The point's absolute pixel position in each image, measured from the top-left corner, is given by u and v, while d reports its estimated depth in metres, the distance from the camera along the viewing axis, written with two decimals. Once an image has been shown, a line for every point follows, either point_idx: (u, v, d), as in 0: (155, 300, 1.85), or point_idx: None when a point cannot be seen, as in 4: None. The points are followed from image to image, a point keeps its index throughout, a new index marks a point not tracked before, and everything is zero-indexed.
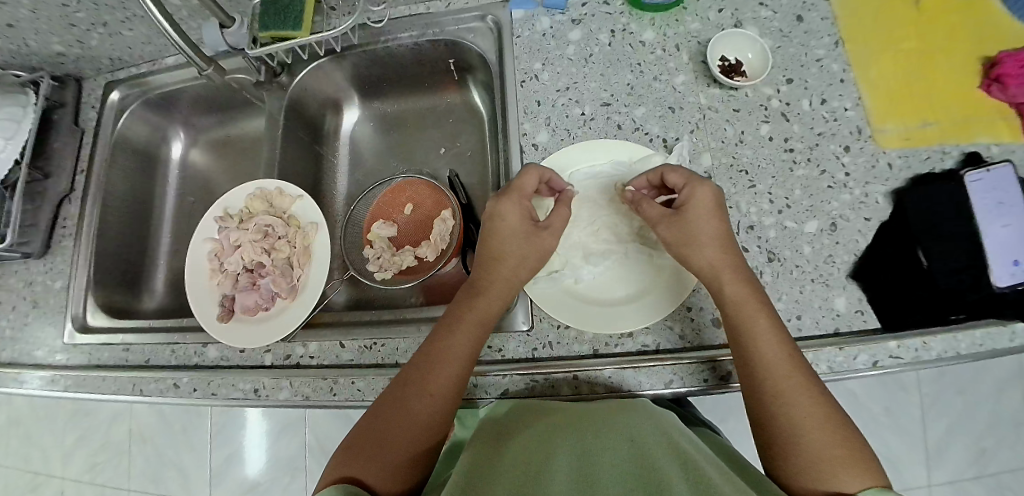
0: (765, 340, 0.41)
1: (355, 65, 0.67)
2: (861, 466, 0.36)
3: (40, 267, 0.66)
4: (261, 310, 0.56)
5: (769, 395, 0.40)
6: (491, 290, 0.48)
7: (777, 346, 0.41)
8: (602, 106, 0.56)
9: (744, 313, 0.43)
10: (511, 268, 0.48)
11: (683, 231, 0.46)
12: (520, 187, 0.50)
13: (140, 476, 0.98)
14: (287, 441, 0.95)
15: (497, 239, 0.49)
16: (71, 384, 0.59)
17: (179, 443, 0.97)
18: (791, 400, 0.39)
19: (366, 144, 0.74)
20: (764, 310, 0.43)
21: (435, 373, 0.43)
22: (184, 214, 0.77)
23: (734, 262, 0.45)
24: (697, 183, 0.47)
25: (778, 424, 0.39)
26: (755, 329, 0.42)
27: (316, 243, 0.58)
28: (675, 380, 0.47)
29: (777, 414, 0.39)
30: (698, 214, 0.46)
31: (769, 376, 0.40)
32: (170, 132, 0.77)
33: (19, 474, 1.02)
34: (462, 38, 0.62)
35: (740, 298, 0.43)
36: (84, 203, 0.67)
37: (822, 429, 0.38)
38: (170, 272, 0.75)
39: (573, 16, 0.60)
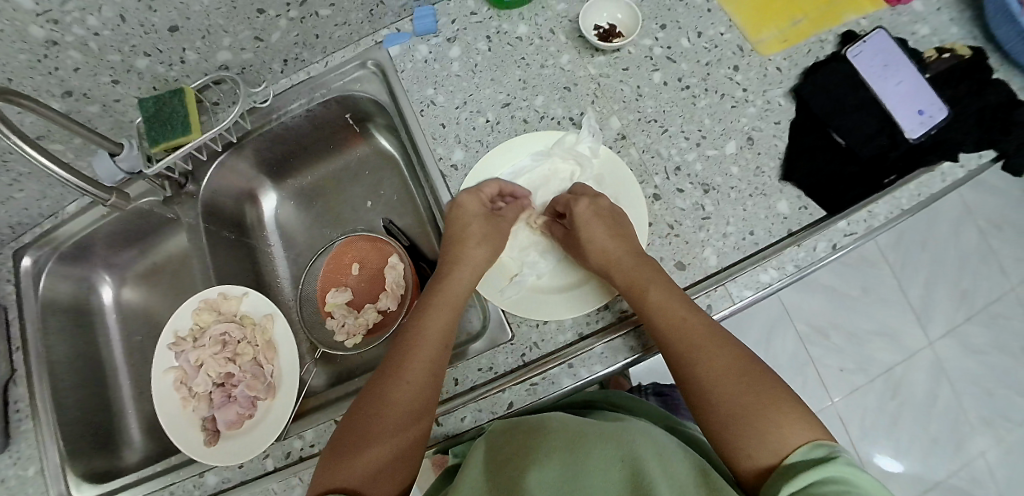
0: (667, 305, 0.44)
1: (257, 150, 0.66)
2: (795, 419, 0.36)
3: (6, 461, 0.60)
4: (246, 418, 0.54)
5: (680, 360, 0.42)
6: (461, 276, 0.50)
7: (676, 307, 0.44)
8: (503, 107, 0.57)
9: (639, 288, 0.46)
10: (475, 252, 0.51)
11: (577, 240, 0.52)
12: (480, 189, 0.53)
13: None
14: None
15: (462, 228, 0.52)
16: None
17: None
18: (704, 361, 0.41)
19: (296, 223, 0.72)
20: (658, 281, 0.47)
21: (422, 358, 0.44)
22: (137, 353, 0.75)
23: (630, 252, 0.49)
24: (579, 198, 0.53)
25: (693, 383, 0.41)
26: (652, 299, 0.45)
27: (277, 333, 0.57)
28: None
29: (693, 370, 0.41)
30: (585, 219, 0.52)
31: (682, 337, 0.43)
32: (96, 278, 0.74)
33: None
34: (349, 90, 0.62)
35: (626, 274, 0.48)
36: (31, 378, 0.63)
37: (742, 386, 0.39)
38: (143, 416, 0.72)
39: (446, 35, 0.60)
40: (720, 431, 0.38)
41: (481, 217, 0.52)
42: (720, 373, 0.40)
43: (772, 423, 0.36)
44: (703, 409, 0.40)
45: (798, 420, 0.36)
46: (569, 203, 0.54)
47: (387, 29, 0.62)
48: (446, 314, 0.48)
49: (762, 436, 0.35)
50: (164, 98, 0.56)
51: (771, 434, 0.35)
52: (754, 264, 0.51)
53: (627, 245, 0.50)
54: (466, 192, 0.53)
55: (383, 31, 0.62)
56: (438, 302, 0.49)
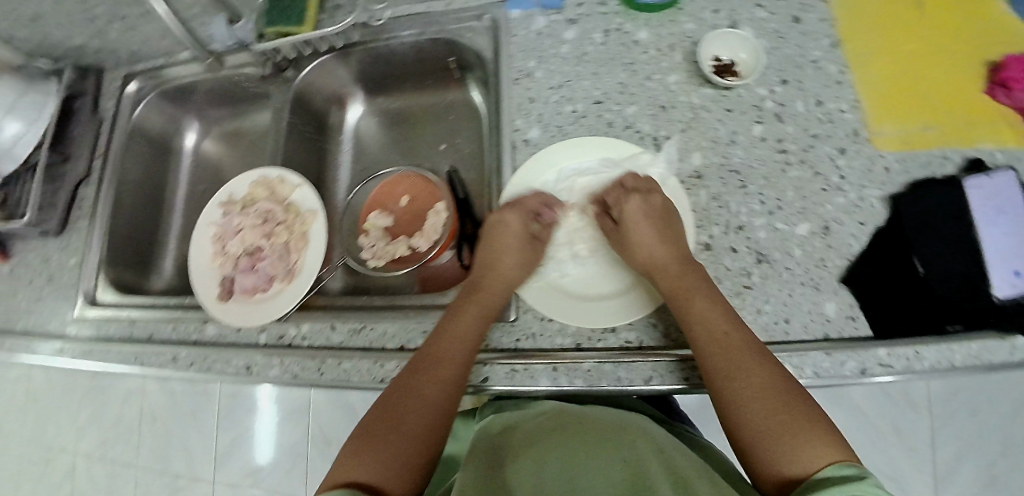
0: (708, 315, 0.44)
1: (360, 62, 0.68)
2: (819, 436, 0.35)
3: (57, 245, 0.70)
4: (258, 291, 0.58)
5: (711, 375, 0.42)
6: (493, 287, 0.51)
7: (714, 317, 0.44)
8: (594, 104, 0.56)
9: (682, 295, 0.46)
10: (512, 272, 0.52)
11: (624, 238, 0.52)
12: (522, 201, 0.54)
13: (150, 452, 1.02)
14: (291, 427, 0.98)
15: (498, 244, 0.55)
16: (78, 353, 0.63)
17: (186, 424, 1.01)
18: (737, 376, 0.40)
19: (371, 141, 0.74)
20: (705, 288, 0.46)
21: (441, 371, 0.45)
22: (195, 200, 0.80)
23: (680, 256, 0.49)
24: (630, 195, 0.52)
25: (722, 397, 0.41)
26: (690, 306, 0.45)
27: (313, 229, 0.58)
28: (655, 377, 0.47)
29: (721, 386, 0.41)
30: (633, 219, 0.51)
31: (709, 351, 0.42)
32: (186, 123, 0.80)
33: (31, 446, 1.06)
34: (460, 36, 0.62)
35: (670, 274, 0.48)
36: (101, 186, 0.71)
37: (772, 401, 0.38)
38: (180, 255, 0.78)
39: (568, 16, 0.60)
40: (750, 446, 0.38)
41: (519, 240, 0.53)
42: (757, 387, 0.39)
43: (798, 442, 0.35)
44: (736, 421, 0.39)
45: (827, 439, 0.35)
46: (619, 197, 0.53)
47: None
48: (474, 320, 0.49)
49: (791, 452, 0.35)
50: None
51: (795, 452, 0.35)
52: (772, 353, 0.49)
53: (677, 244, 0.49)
54: (509, 207, 0.54)
55: None
56: (467, 309, 0.50)
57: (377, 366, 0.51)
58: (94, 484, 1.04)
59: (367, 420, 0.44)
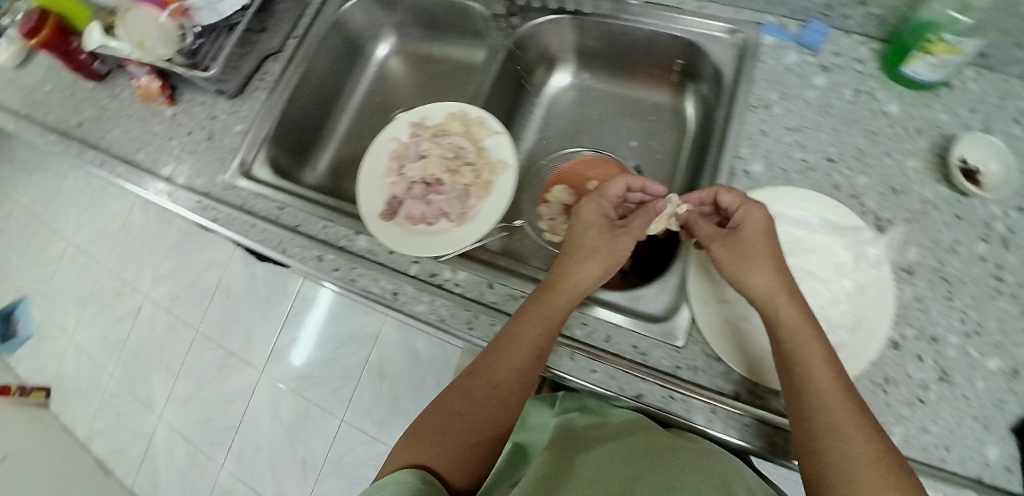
0: (814, 362, 0.37)
1: (587, 32, 0.65)
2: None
3: (227, 106, 0.72)
4: (426, 223, 0.57)
5: (809, 430, 0.35)
6: (561, 286, 0.47)
7: (822, 359, 0.37)
8: (825, 160, 0.54)
9: (796, 338, 0.39)
10: (594, 270, 0.48)
11: (738, 247, 0.44)
12: (604, 190, 0.52)
13: (213, 323, 1.25)
14: (348, 352, 1.12)
15: (578, 236, 0.50)
16: (221, 218, 0.64)
17: (257, 306, 1.22)
18: (843, 438, 0.33)
19: (563, 113, 0.72)
20: (824, 340, 0.39)
21: (513, 371, 0.44)
22: (372, 110, 0.81)
23: (790, 289, 0.42)
24: (752, 206, 0.45)
25: (821, 459, 0.33)
26: (812, 352, 0.38)
27: (500, 181, 0.57)
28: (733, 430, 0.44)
29: (823, 447, 0.33)
30: (751, 233, 0.44)
31: (819, 408, 0.35)
32: (383, 33, 0.81)
33: (161, 275, 1.35)
34: (699, 43, 0.59)
35: (774, 302, 0.40)
36: (288, 66, 0.71)
37: (873, 473, 0.31)
38: (332, 155, 0.78)
39: (823, 61, 0.57)
40: None
41: (600, 229, 0.50)
42: (850, 444, 0.33)
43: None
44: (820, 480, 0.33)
45: None
46: (742, 207, 0.45)
47: (771, 16, 0.59)
48: (540, 324, 0.45)
49: None
50: None
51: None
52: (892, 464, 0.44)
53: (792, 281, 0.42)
54: (588, 198, 0.53)
55: (767, 15, 0.59)
56: (540, 308, 0.46)
57: None
58: (178, 324, 1.29)
59: (426, 416, 0.45)
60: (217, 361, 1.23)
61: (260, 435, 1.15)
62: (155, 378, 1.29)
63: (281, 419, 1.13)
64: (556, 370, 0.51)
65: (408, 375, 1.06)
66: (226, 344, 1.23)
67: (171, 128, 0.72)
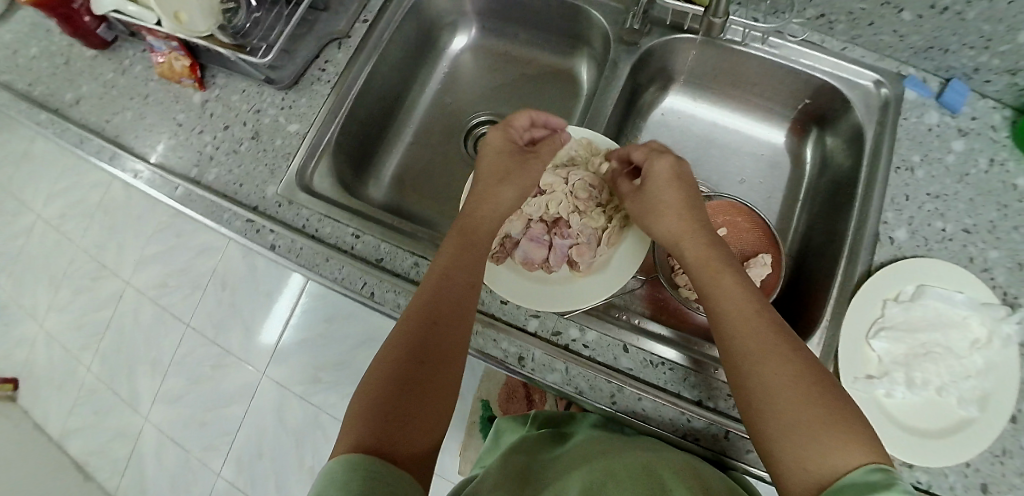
0: (734, 288, 0.39)
1: (718, 59, 0.60)
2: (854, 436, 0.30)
3: (277, 100, 0.58)
4: (547, 270, 0.49)
5: (736, 357, 0.36)
6: (483, 230, 0.45)
7: (741, 296, 0.38)
8: (964, 231, 0.52)
9: (708, 269, 0.40)
10: (509, 195, 0.47)
11: (647, 201, 0.45)
12: (511, 120, 0.50)
13: (204, 317, 1.11)
14: (363, 356, 1.03)
15: (501, 168, 0.48)
16: (282, 246, 0.52)
17: (258, 304, 1.09)
18: (765, 358, 0.34)
19: (662, 135, 0.66)
20: (731, 265, 0.41)
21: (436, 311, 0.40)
22: (437, 111, 0.68)
23: (699, 222, 0.43)
24: (658, 156, 0.46)
25: (749, 386, 0.35)
26: (721, 281, 0.39)
27: (635, 227, 0.50)
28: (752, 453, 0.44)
29: (746, 369, 0.35)
30: (661, 181, 0.45)
31: (734, 331, 0.37)
32: (464, 22, 0.69)
33: (135, 264, 1.17)
34: (845, 89, 0.56)
35: (697, 251, 0.42)
36: (358, 56, 0.58)
37: (795, 388, 0.33)
38: (393, 163, 0.66)
39: (961, 125, 0.55)
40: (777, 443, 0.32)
41: (509, 153, 0.48)
42: (775, 369, 0.34)
43: (821, 435, 0.30)
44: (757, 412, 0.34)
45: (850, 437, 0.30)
46: (650, 155, 0.46)
47: (914, 69, 0.56)
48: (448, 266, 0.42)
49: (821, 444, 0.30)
50: None
51: (821, 443, 0.30)
52: None
53: (701, 220, 0.43)
54: (496, 127, 0.51)
55: (910, 68, 0.56)
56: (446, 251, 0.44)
57: (680, 418, 0.46)
58: (159, 321, 1.14)
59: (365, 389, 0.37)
60: (212, 360, 1.10)
61: (261, 435, 1.05)
62: (139, 370, 1.14)
63: (284, 425, 1.03)
64: (725, 455, 0.45)
65: None
66: (220, 340, 1.09)
67: (202, 120, 0.59)
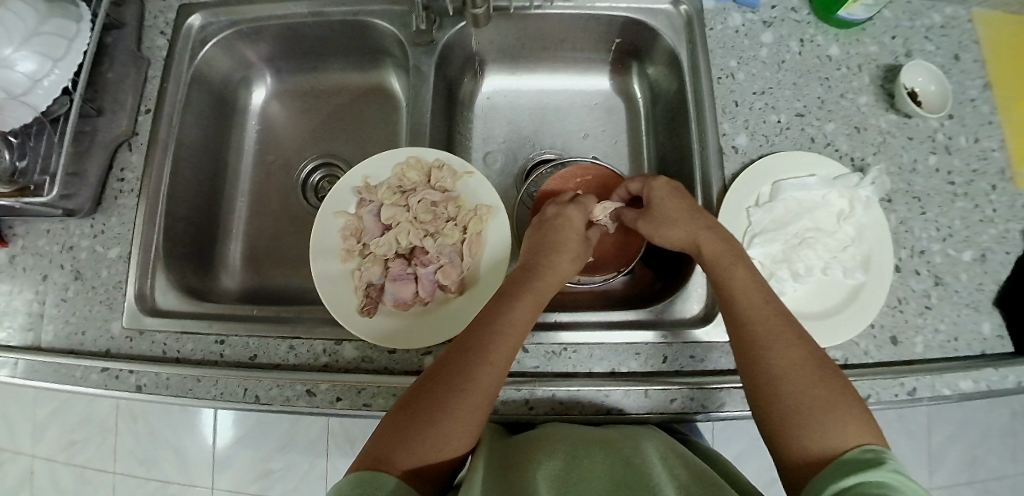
0: (744, 279, 0.42)
1: (512, 28, 0.58)
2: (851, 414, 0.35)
3: (87, 229, 0.54)
4: (420, 303, 0.48)
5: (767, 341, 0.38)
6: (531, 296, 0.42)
7: (754, 285, 0.42)
8: (796, 116, 0.54)
9: (723, 257, 0.43)
10: (567, 265, 0.47)
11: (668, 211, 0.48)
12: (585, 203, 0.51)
13: (128, 457, 0.93)
14: (306, 427, 0.91)
15: (560, 236, 0.48)
16: (148, 382, 0.49)
17: (180, 423, 0.93)
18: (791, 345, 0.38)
19: (497, 119, 0.63)
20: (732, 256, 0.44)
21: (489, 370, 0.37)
22: (261, 173, 0.64)
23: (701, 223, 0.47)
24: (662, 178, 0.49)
25: (787, 370, 0.37)
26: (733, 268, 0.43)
27: (490, 229, 0.49)
28: (677, 400, 0.45)
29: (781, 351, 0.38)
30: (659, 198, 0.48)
31: (764, 314, 0.40)
32: (255, 75, 0.65)
33: None
34: (646, 19, 0.55)
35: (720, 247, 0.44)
36: (154, 153, 0.54)
37: (814, 371, 0.37)
38: (251, 243, 0.63)
39: (763, 17, 0.57)
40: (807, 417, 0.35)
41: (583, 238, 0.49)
42: (796, 357, 0.37)
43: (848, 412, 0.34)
44: (769, 386, 0.36)
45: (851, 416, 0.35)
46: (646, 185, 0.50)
47: None
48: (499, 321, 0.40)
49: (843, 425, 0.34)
50: None
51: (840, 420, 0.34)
52: (935, 369, 0.52)
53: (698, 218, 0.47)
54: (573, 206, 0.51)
55: None
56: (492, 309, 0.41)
57: (599, 395, 0.45)
58: (60, 491, 0.94)
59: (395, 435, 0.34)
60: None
61: None
62: None
63: None
64: (652, 414, 0.45)
65: None
66: (156, 474, 0.93)
67: (19, 281, 0.54)
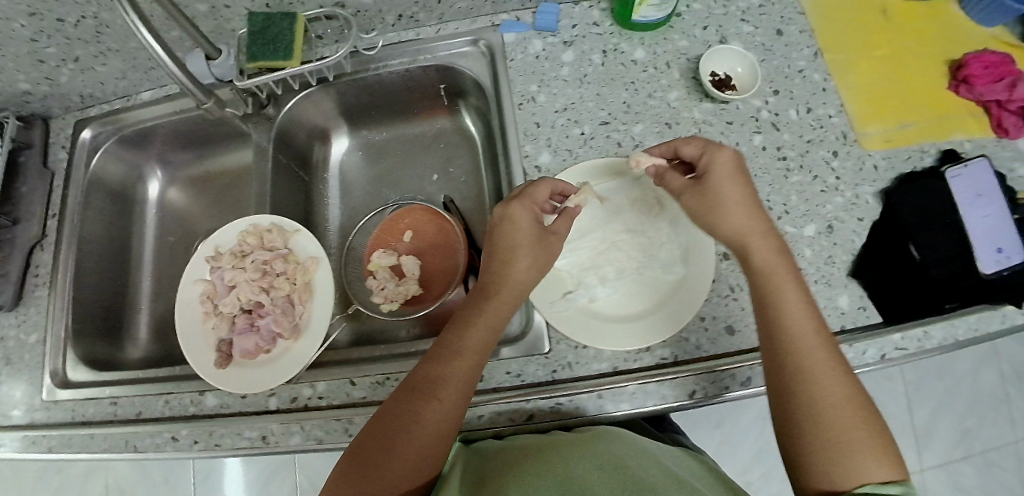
0: (795, 305, 0.39)
1: (344, 93, 0.66)
2: (880, 445, 0.33)
3: (12, 320, 0.62)
4: (263, 352, 0.54)
5: (793, 372, 0.37)
6: (483, 321, 0.42)
7: (804, 312, 0.39)
8: (601, 125, 0.56)
9: (767, 276, 0.41)
10: (524, 276, 0.44)
11: (707, 197, 0.44)
12: (534, 194, 0.47)
13: None
14: (276, 483, 1.00)
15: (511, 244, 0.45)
16: (56, 443, 0.55)
17: (161, 493, 1.01)
18: (826, 384, 0.35)
19: (357, 176, 0.72)
20: (792, 277, 0.41)
21: (437, 407, 0.38)
22: (165, 257, 0.75)
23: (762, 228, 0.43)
24: (716, 148, 0.45)
25: (806, 400, 0.35)
26: (783, 293, 0.40)
27: (317, 277, 0.55)
28: (483, 416, 0.48)
29: (810, 383, 0.36)
30: (718, 178, 0.44)
31: (790, 344, 0.38)
32: (147, 171, 0.75)
33: None
34: (453, 62, 0.62)
35: (773, 264, 0.41)
36: (61, 249, 0.64)
37: (851, 404, 0.35)
38: (156, 320, 0.72)
39: (564, 37, 0.60)
40: (816, 450, 0.34)
41: (532, 233, 0.45)
42: (829, 391, 0.35)
43: (865, 448, 0.33)
44: (808, 420, 0.35)
45: (885, 454, 0.33)
46: (703, 156, 0.46)
47: (506, 14, 0.62)
48: (468, 356, 0.41)
49: (850, 462, 0.33)
50: (276, 17, 0.55)
51: (855, 458, 0.33)
52: None
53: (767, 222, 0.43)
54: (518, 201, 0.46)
55: (502, 14, 0.62)
56: (465, 340, 0.41)
57: None
58: None
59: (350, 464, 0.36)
60: None
61: None
62: None
63: None
64: (463, 432, 0.48)
65: None
66: None
67: None
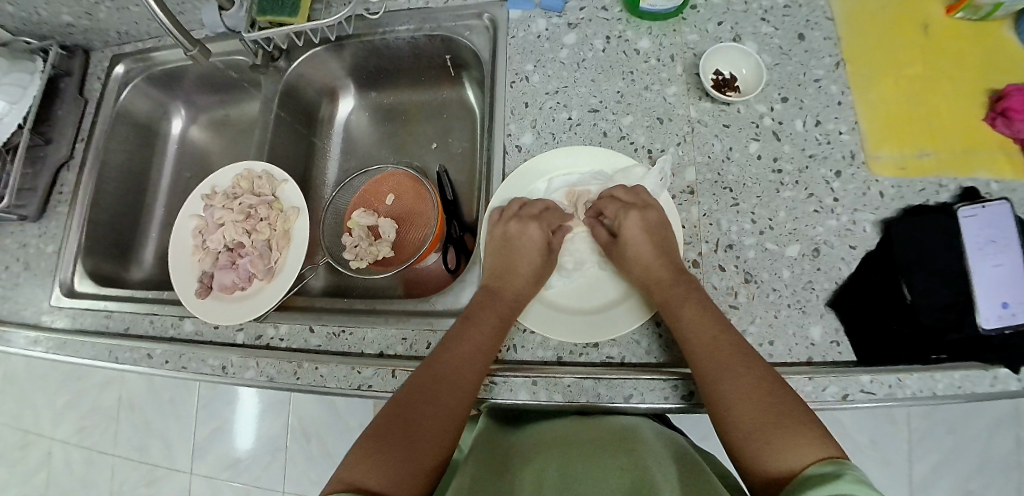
0: (701, 318, 0.44)
1: (354, 54, 0.68)
2: (809, 429, 0.35)
3: (35, 230, 0.69)
4: (238, 289, 0.57)
5: (706, 375, 0.41)
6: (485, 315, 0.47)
7: (711, 319, 0.43)
8: (590, 111, 0.55)
9: (675, 297, 0.45)
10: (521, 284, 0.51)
11: (625, 233, 0.50)
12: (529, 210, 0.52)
13: (125, 443, 1.09)
14: (269, 423, 1.04)
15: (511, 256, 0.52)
16: (52, 345, 0.61)
17: (166, 411, 1.08)
18: (740, 375, 0.40)
19: (360, 137, 0.75)
20: (695, 293, 0.46)
21: (454, 380, 0.43)
22: (179, 189, 0.80)
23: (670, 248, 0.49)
24: (642, 196, 0.51)
25: (721, 400, 0.39)
26: (687, 308, 0.44)
27: (296, 227, 0.58)
28: None
29: (727, 387, 0.39)
30: (634, 216, 0.50)
31: (709, 350, 0.42)
32: (172, 108, 0.80)
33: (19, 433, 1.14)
34: (457, 35, 0.62)
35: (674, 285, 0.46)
36: (82, 171, 0.69)
37: (769, 398, 0.38)
38: (161, 246, 0.78)
39: (569, 19, 0.59)
40: (753, 444, 0.36)
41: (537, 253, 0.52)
42: (750, 383, 0.39)
43: (793, 433, 0.35)
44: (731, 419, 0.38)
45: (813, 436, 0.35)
46: (627, 197, 0.51)
47: None
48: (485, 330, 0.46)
49: (783, 448, 0.35)
50: None
51: (787, 446, 0.35)
52: None
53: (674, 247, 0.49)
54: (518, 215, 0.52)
55: None
56: (476, 320, 0.47)
57: (356, 372, 0.49)
58: (70, 472, 1.11)
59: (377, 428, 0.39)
60: (143, 479, 1.08)
61: None
62: None
63: None
64: None
65: (337, 431, 1.01)
66: (146, 458, 1.08)
67: None
